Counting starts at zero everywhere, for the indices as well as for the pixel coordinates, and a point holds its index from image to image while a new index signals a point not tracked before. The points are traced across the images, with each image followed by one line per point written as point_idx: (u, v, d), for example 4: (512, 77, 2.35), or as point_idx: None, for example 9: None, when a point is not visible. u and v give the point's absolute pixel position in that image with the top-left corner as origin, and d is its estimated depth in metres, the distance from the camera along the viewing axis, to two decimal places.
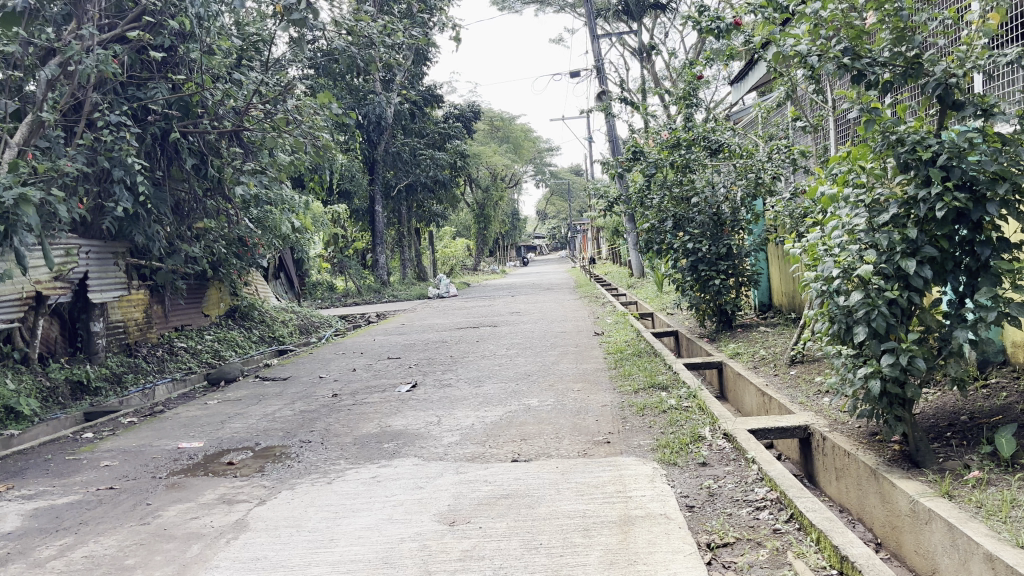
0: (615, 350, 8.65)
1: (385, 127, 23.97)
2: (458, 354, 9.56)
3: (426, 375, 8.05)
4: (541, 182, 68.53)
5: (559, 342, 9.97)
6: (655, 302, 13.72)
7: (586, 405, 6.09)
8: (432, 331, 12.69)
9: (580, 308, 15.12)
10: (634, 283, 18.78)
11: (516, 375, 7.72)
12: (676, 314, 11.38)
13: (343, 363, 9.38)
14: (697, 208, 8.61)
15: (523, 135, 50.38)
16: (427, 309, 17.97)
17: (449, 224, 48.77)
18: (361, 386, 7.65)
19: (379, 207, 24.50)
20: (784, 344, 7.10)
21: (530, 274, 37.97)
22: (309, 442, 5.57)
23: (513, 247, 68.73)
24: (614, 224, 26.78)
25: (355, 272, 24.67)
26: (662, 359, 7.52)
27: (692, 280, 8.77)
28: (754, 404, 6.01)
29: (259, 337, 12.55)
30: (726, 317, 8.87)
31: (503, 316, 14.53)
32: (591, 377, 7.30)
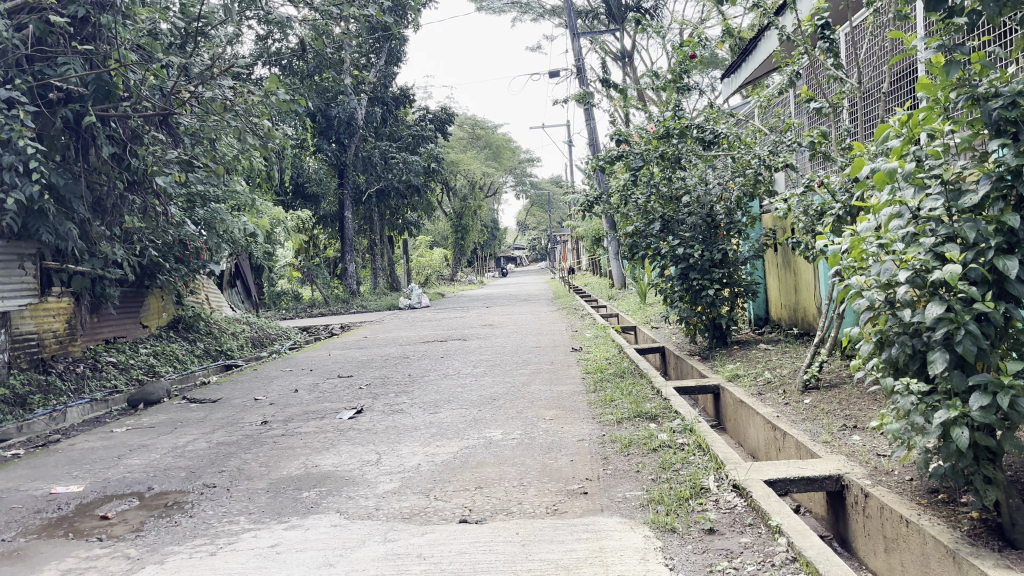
0: (595, 369, 7.60)
1: (355, 129, 22.93)
2: (418, 372, 8.49)
3: (376, 398, 6.97)
4: (520, 192, 67.60)
5: (533, 360, 8.92)
6: (638, 314, 12.71)
7: (559, 439, 5.05)
8: (395, 345, 11.60)
9: (557, 320, 14.11)
10: (615, 294, 17.80)
11: (479, 398, 6.66)
12: (662, 328, 10.36)
13: (287, 382, 8.26)
14: (687, 209, 7.64)
15: (502, 143, 49.46)
16: (395, 321, 16.88)
17: (426, 233, 47.65)
18: (298, 412, 6.56)
19: (349, 212, 23.40)
20: (792, 365, 6.08)
21: (508, 285, 36.87)
22: (213, 488, 4.46)
23: (492, 257, 67.63)
24: (595, 233, 25.82)
25: (322, 281, 23.49)
26: (648, 381, 6.48)
27: (681, 290, 7.74)
28: (763, 440, 4.98)
29: (203, 351, 11.39)
30: (719, 334, 7.86)
31: (475, 329, 13.45)
32: (567, 402, 6.25)
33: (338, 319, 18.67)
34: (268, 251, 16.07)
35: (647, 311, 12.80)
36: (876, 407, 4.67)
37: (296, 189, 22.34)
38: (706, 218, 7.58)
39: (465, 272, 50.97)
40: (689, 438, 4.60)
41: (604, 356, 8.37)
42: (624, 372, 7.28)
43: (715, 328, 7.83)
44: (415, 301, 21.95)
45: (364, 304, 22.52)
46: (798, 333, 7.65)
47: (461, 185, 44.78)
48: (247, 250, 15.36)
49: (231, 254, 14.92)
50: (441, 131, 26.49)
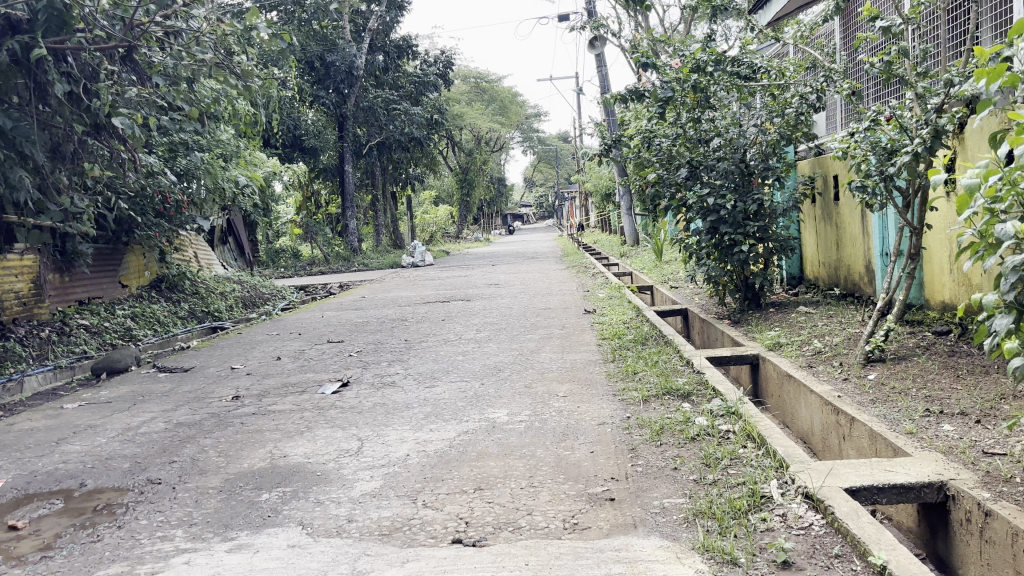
0: (613, 335, 6.80)
1: (354, 78, 21.91)
2: (415, 337, 7.69)
3: (367, 369, 6.17)
4: (528, 147, 66.27)
5: (544, 323, 8.10)
6: (654, 273, 11.87)
7: (575, 423, 4.24)
8: (394, 306, 10.79)
9: (567, 280, 13.26)
10: (628, 251, 16.95)
11: (482, 369, 5.85)
12: (683, 290, 9.49)
13: (270, 349, 7.47)
14: (717, 154, 6.81)
15: (509, 96, 48.13)
16: (396, 279, 16.06)
17: (431, 189, 46.59)
18: (276, 384, 5.76)
19: (349, 166, 22.48)
20: (844, 332, 5.25)
21: (514, 243, 35.93)
22: (156, 485, 3.67)
23: (499, 214, 66.50)
24: (604, 188, 24.87)
25: (322, 238, 22.64)
26: (676, 351, 5.66)
27: (709, 246, 6.86)
28: (820, 424, 4.17)
29: (187, 312, 10.60)
30: (753, 295, 7.01)
31: (479, 289, 12.62)
32: (582, 375, 5.44)
33: (337, 278, 17.86)
34: (261, 206, 15.21)
35: (663, 270, 11.93)
36: (961, 387, 3.84)
37: (293, 141, 21.39)
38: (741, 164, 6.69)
39: (472, 229, 49.98)
40: (736, 426, 3.78)
41: (622, 321, 7.54)
42: (645, 338, 6.46)
43: (749, 289, 6.98)
44: (418, 259, 21.10)
45: (366, 262, 21.70)
46: (840, 293, 6.81)
47: (466, 140, 43.62)
48: (239, 205, 14.51)
49: (221, 209, 14.08)
50: (445, 82, 25.42)
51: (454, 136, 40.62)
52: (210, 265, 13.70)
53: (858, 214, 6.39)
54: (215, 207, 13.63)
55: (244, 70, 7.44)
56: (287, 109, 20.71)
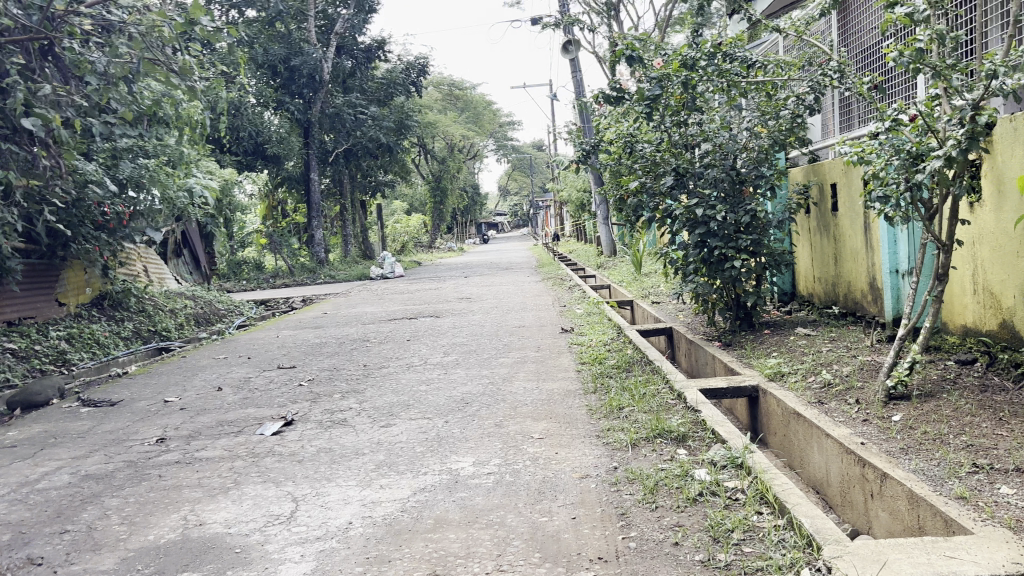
0: (592, 360, 6.16)
1: (320, 83, 21.21)
2: (375, 362, 7.00)
3: (317, 403, 5.48)
4: (501, 156, 65.72)
5: (516, 344, 7.45)
6: (633, 286, 11.28)
7: (552, 477, 3.58)
8: (357, 324, 10.09)
9: (542, 293, 12.63)
10: (605, 261, 16.39)
11: (446, 403, 5.18)
12: (666, 306, 8.89)
13: (214, 377, 6.74)
14: (705, 161, 6.18)
15: (481, 104, 47.57)
16: (362, 293, 15.34)
17: (403, 199, 45.82)
18: (211, 423, 5.05)
19: (315, 174, 21.73)
20: (855, 361, 4.65)
21: (487, 253, 35.29)
22: (34, 567, 2.95)
23: (473, 224, 65.84)
24: (579, 196, 24.32)
25: (288, 249, 21.82)
26: (665, 381, 5.03)
27: (697, 260, 6.23)
28: (838, 475, 3.56)
29: (132, 332, 9.82)
30: (745, 315, 6.40)
31: (449, 304, 11.94)
32: (560, 410, 4.79)
33: (302, 291, 17.08)
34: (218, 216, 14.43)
35: (642, 283, 11.34)
36: (1008, 434, 3.24)
37: (257, 149, 20.61)
38: (732, 170, 6.08)
39: (445, 238, 49.27)
40: (745, 484, 3.14)
41: (602, 342, 6.91)
42: (628, 364, 5.83)
43: (740, 308, 6.38)
44: (387, 270, 20.37)
45: (334, 274, 20.92)
46: (839, 312, 6.25)
47: (438, 148, 42.95)
48: (194, 215, 13.73)
49: (174, 219, 13.29)
50: (415, 88, 24.75)
51: (425, 144, 39.96)
52: (162, 280, 12.89)
53: (860, 226, 5.85)
54: (167, 217, 12.85)
55: (183, 67, 6.75)
56: (250, 115, 19.95)
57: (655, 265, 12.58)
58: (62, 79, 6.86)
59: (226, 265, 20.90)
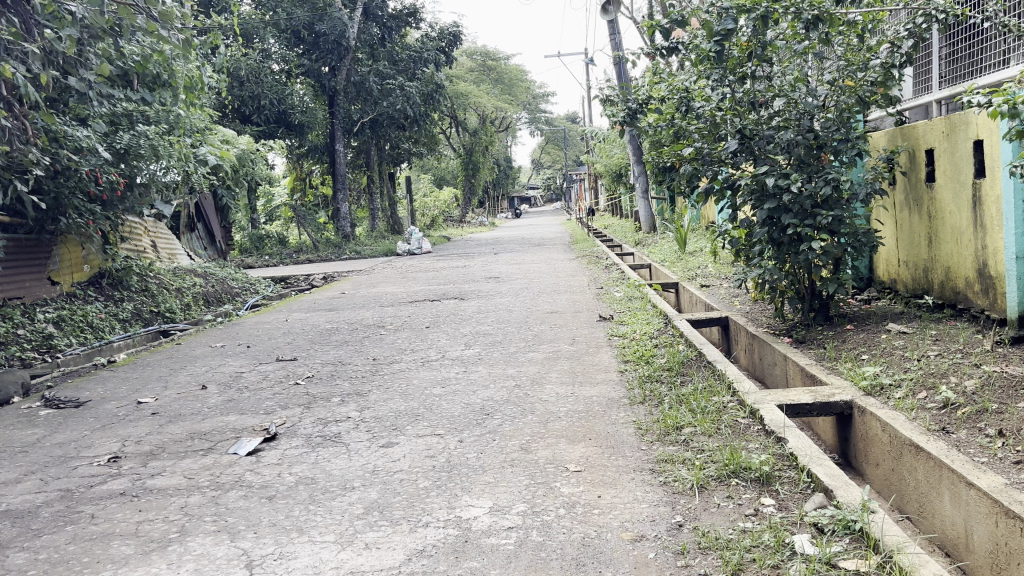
0: (639, 359, 5.21)
1: (345, 50, 20.34)
2: (386, 355, 6.12)
3: (310, 409, 4.61)
4: (535, 129, 64.43)
5: (548, 335, 6.52)
6: (677, 267, 10.28)
7: (596, 539, 2.64)
8: (374, 307, 9.22)
9: (576, 273, 11.67)
10: (643, 238, 15.34)
11: (463, 414, 4.27)
12: (718, 292, 7.89)
13: (202, 371, 5.91)
14: (776, 121, 5.16)
15: (515, 75, 46.31)
16: (386, 270, 14.49)
17: (434, 172, 44.84)
18: (179, 435, 4.19)
19: (340, 145, 20.87)
20: (979, 373, 3.66)
21: (519, 228, 34.31)
22: None
23: (505, 197, 64.72)
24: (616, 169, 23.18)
25: (312, 223, 21.04)
26: (732, 391, 4.07)
27: (764, 239, 5.23)
28: (988, 541, 2.60)
29: (131, 313, 9.05)
30: (820, 306, 5.40)
31: (475, 284, 11.03)
32: (602, 430, 3.85)
33: (324, 268, 16.29)
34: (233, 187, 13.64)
35: (687, 264, 10.32)
36: None
37: (280, 117, 19.79)
38: (809, 132, 5.05)
39: (476, 213, 48.34)
40: (874, 570, 2.19)
41: (648, 336, 5.95)
42: (683, 365, 4.87)
43: (816, 298, 5.37)
44: (414, 246, 19.52)
45: (359, 249, 20.11)
46: (935, 303, 5.23)
47: (470, 120, 41.90)
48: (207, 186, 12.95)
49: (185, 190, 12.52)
50: (444, 56, 23.75)
51: (457, 116, 38.94)
52: (172, 256, 12.14)
53: (966, 201, 4.81)
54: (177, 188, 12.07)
55: (163, 14, 5.89)
56: (272, 82, 19.12)
57: (700, 243, 11.55)
58: (26, 29, 6.02)
59: (248, 240, 20.18)
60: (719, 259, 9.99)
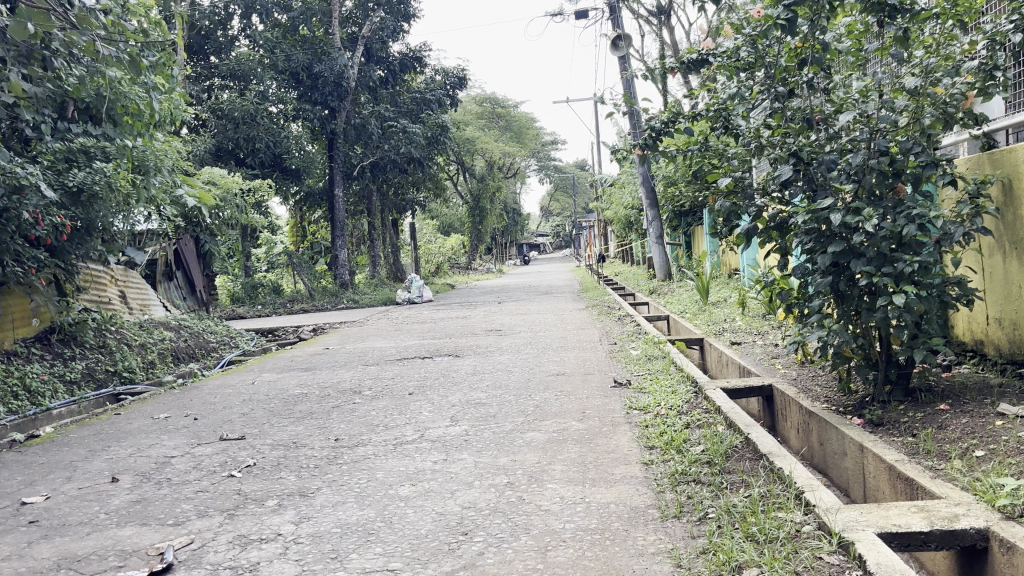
0: (670, 448, 4.07)
1: (345, 91, 19.58)
2: (353, 433, 4.99)
3: (234, 518, 3.48)
4: (544, 177, 63.89)
5: (553, 407, 5.37)
6: (700, 319, 9.15)
7: None
8: (356, 366, 8.09)
9: (587, 325, 10.55)
10: (658, 287, 14.24)
11: (432, 535, 3.13)
12: (755, 352, 6.75)
13: (125, 454, 4.78)
14: (840, 143, 4.14)
15: (524, 122, 45.75)
16: (380, 322, 13.39)
17: (441, 219, 44.00)
18: (44, 563, 3.05)
19: (339, 189, 19.99)
20: None
21: (527, 275, 33.29)
22: None
23: (513, 244, 63.89)
24: (628, 214, 22.19)
25: (308, 271, 20.05)
26: (807, 507, 2.92)
27: (825, 291, 4.15)
28: None
29: (80, 374, 7.94)
30: (899, 377, 4.27)
31: (473, 338, 9.91)
32: (626, 568, 2.70)
33: (317, 319, 15.22)
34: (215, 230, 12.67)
35: (710, 316, 9.18)
36: None
37: (275, 161, 18.92)
38: (883, 154, 4.00)
39: (484, 259, 47.41)
40: None
41: (679, 411, 4.83)
42: (729, 460, 3.74)
43: (892, 367, 4.25)
44: (414, 294, 18.44)
45: (357, 298, 19.08)
46: None
47: (478, 167, 41.23)
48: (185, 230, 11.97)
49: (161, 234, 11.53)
50: (449, 100, 22.99)
51: (465, 162, 38.25)
52: (144, 307, 11.13)
53: None
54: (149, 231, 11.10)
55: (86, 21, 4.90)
56: (268, 124, 18.30)
57: (723, 293, 10.42)
58: None
59: (241, 288, 19.18)
60: (747, 311, 8.87)
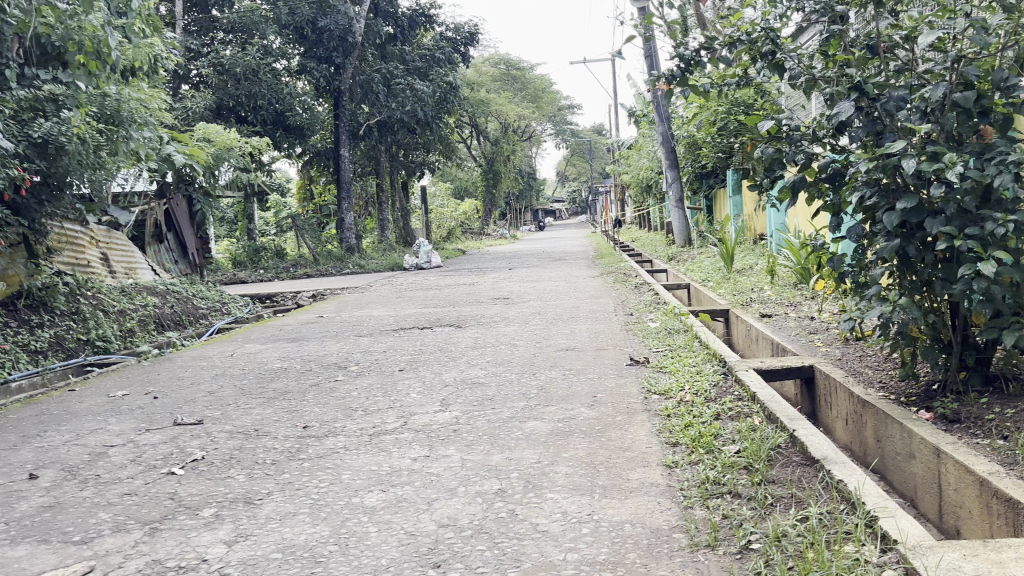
0: (698, 448, 3.36)
1: (351, 47, 18.69)
2: (327, 419, 4.30)
3: (156, 535, 2.80)
4: (560, 141, 62.74)
5: (559, 390, 4.66)
6: (726, 288, 8.39)
7: None
8: (348, 337, 7.39)
9: (600, 294, 9.81)
10: (678, 253, 13.44)
11: (395, 567, 2.43)
12: (790, 326, 6.00)
13: (60, 441, 4.11)
14: (912, 76, 3.38)
15: (540, 84, 44.60)
16: (383, 288, 12.69)
17: (454, 183, 43.12)
18: None
19: (345, 150, 19.21)
20: None
21: (542, 241, 32.45)
22: None
23: (528, 209, 62.97)
24: (646, 177, 21.29)
25: (313, 235, 19.37)
26: (887, 544, 2.21)
27: (889, 258, 3.39)
28: None
29: (48, 343, 7.30)
30: (976, 363, 3.53)
31: (478, 307, 9.20)
32: None
33: (318, 284, 14.57)
34: (208, 188, 11.97)
35: (736, 286, 8.41)
36: None
37: (277, 119, 18.14)
38: (969, 88, 3.19)
39: (498, 224, 46.63)
40: None
41: (706, 397, 4.12)
42: (772, 467, 3.02)
43: (969, 351, 3.49)
44: (422, 260, 17.74)
45: (363, 263, 18.40)
46: None
47: (492, 129, 40.24)
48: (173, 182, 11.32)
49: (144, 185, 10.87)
50: (460, 57, 22.06)
51: (479, 124, 37.30)
52: (129, 271, 10.52)
53: None
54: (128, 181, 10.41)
55: None
56: (270, 80, 17.49)
57: (748, 260, 9.65)
58: None
59: (243, 252, 18.56)
60: (776, 280, 8.10)
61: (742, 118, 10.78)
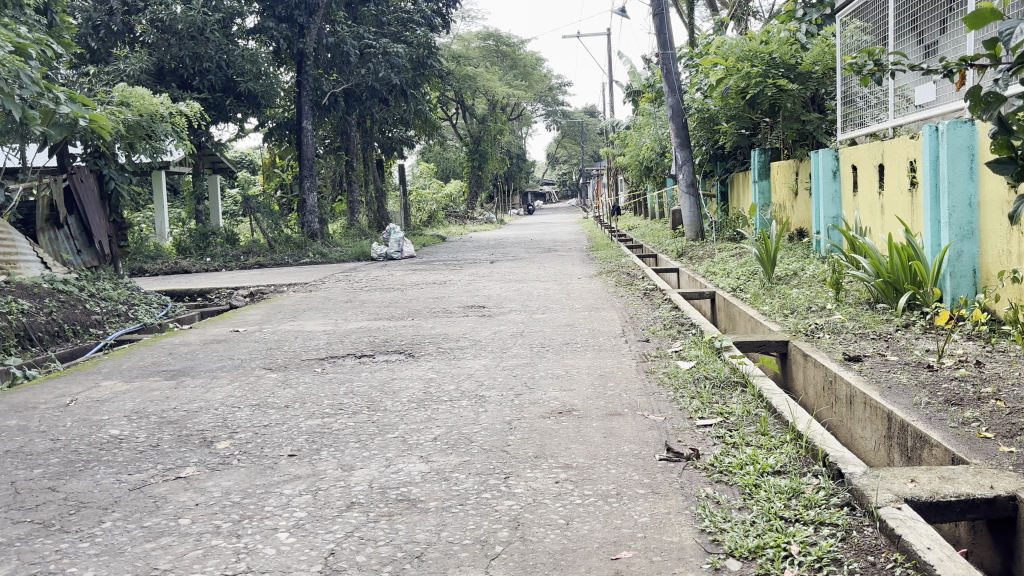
0: None
1: (315, 4, 16.39)
2: None
3: None
4: (550, 122, 60.37)
5: (547, 535, 2.53)
6: (774, 306, 6.31)
7: None
8: (248, 375, 5.21)
9: (602, 305, 7.69)
10: (689, 249, 11.33)
11: None
12: (905, 386, 3.92)
13: None
14: None
15: (531, 62, 42.13)
16: (336, 286, 10.50)
17: (438, 164, 40.69)
18: None
19: (308, 122, 16.95)
20: None
21: (530, 227, 30.25)
22: None
23: (517, 192, 60.54)
24: (646, 159, 19.11)
25: (270, 218, 17.17)
26: None
27: None
28: None
29: None
30: None
31: (442, 322, 7.05)
32: None
33: (265, 278, 12.41)
34: (108, 143, 9.80)
35: (784, 303, 6.31)
36: None
37: (227, 85, 15.86)
38: None
39: (484, 207, 44.38)
40: None
41: None
42: None
43: None
44: (392, 248, 15.60)
45: (325, 251, 16.16)
46: None
47: (477, 107, 37.89)
48: (61, 137, 9.14)
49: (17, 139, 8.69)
50: (440, 21, 19.80)
51: (464, 100, 35.01)
52: (7, 264, 8.25)
53: None
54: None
55: None
56: (219, 39, 15.16)
57: (788, 264, 7.58)
58: None
59: (189, 238, 16.38)
60: (843, 296, 6.02)
61: (780, 84, 8.64)
